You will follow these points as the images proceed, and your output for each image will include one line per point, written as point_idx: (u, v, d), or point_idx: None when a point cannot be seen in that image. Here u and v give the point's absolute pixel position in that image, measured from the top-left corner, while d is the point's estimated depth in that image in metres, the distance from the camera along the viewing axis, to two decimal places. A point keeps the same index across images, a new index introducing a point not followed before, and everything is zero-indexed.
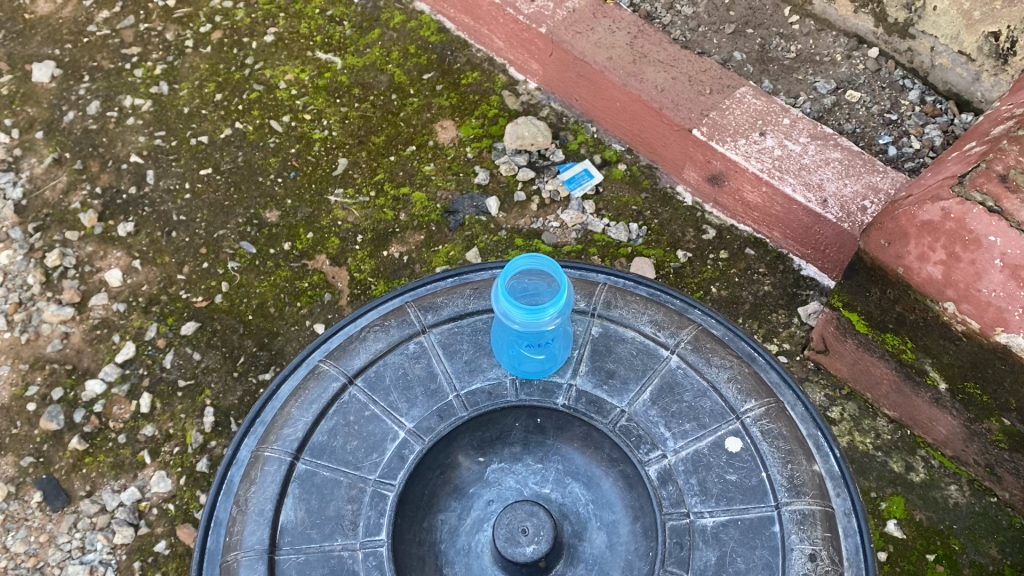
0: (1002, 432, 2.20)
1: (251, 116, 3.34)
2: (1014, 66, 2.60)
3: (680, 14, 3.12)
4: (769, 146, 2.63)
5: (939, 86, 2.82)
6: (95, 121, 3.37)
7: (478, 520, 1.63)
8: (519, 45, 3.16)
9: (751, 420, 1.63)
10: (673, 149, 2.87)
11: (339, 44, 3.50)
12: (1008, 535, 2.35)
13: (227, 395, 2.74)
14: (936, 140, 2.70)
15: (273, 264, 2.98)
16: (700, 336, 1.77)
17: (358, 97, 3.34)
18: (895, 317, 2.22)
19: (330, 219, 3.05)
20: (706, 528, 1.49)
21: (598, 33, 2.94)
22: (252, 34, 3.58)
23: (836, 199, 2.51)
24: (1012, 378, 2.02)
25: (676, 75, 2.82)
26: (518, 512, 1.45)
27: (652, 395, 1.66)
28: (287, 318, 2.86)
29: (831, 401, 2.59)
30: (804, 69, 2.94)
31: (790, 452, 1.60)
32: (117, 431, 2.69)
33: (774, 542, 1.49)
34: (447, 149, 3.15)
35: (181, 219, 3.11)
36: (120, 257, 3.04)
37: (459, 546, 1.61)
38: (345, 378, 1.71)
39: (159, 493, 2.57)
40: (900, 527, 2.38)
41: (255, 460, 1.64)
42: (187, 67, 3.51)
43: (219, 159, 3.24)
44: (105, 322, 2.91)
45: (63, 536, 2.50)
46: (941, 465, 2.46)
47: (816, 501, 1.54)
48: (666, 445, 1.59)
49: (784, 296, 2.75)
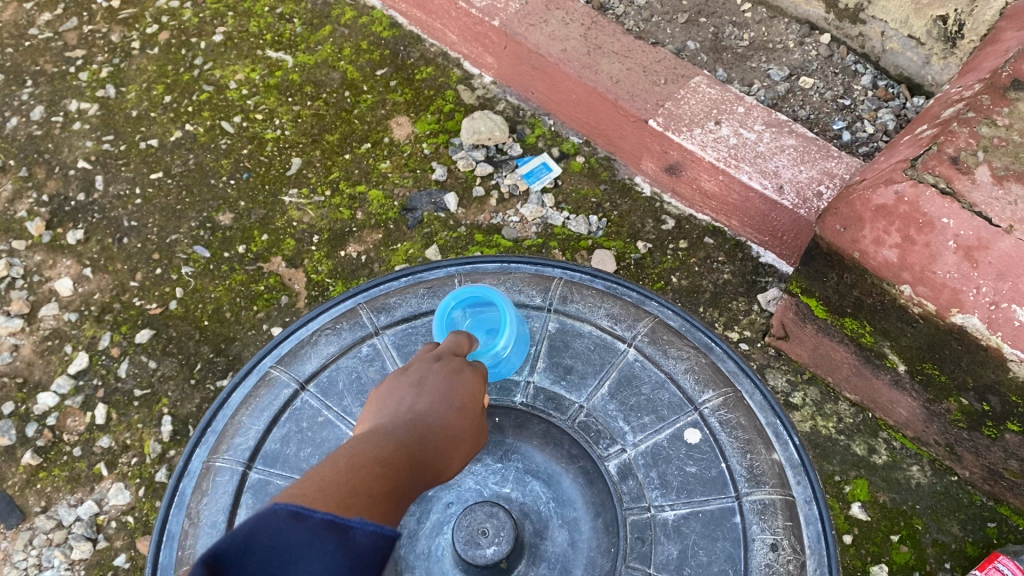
0: (960, 411, 2.21)
1: (201, 118, 3.27)
2: (962, 49, 2.61)
3: (633, 5, 3.10)
4: (724, 135, 2.63)
5: (891, 71, 2.84)
6: (40, 127, 3.29)
7: (438, 523, 1.52)
8: (472, 38, 3.13)
9: (710, 410, 1.64)
10: (630, 140, 2.86)
11: (289, 42, 3.44)
12: (970, 513, 2.38)
13: (185, 403, 2.69)
14: (889, 124, 2.73)
15: (227, 267, 2.93)
16: (657, 328, 1.77)
17: (310, 95, 3.29)
18: (853, 301, 2.22)
19: (285, 220, 3.00)
20: (668, 522, 1.50)
21: (551, 25, 2.91)
22: (200, 33, 3.50)
23: (792, 185, 2.51)
24: (969, 358, 2.01)
25: (630, 65, 2.80)
26: (478, 513, 1.42)
27: (611, 389, 1.66)
28: (243, 323, 2.82)
29: (793, 386, 2.61)
30: (757, 57, 2.94)
31: (749, 442, 1.61)
32: (72, 444, 2.65)
33: (735, 533, 1.49)
34: (402, 146, 3.11)
35: (132, 224, 3.04)
36: (70, 265, 2.98)
37: (418, 550, 1.50)
38: (297, 384, 1.68)
39: (118, 506, 2.53)
40: (864, 509, 2.40)
41: (206, 471, 1.60)
42: (133, 69, 3.43)
43: (170, 162, 3.17)
44: (57, 332, 2.85)
45: (19, 554, 2.46)
46: (902, 446, 2.48)
47: (776, 490, 1.55)
48: (625, 439, 1.60)
49: (743, 284, 2.76)
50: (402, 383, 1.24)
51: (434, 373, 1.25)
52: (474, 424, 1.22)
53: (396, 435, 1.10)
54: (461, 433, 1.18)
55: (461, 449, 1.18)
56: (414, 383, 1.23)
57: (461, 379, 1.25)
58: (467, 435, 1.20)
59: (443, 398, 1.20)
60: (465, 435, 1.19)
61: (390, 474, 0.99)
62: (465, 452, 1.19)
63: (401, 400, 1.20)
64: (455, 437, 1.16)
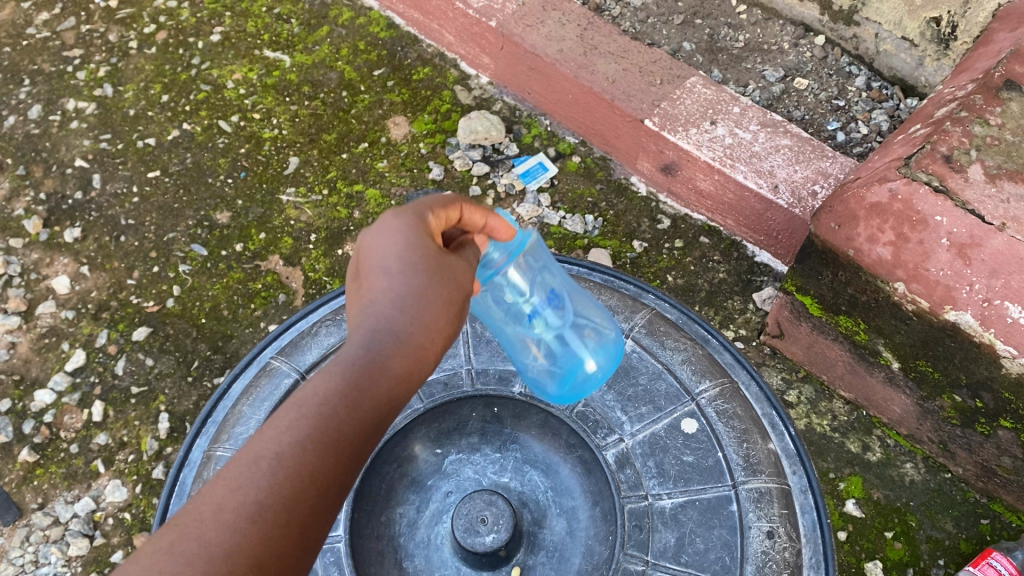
0: (954, 408, 2.23)
1: (199, 117, 3.28)
2: (955, 51, 2.64)
3: (629, 6, 3.12)
4: (720, 135, 2.65)
5: (884, 72, 2.86)
6: (37, 126, 3.30)
7: (438, 511, 1.65)
8: (469, 39, 3.15)
9: (707, 401, 1.72)
10: (626, 140, 2.88)
11: (287, 43, 3.45)
12: (963, 510, 2.39)
13: (182, 400, 2.69)
14: (882, 125, 2.75)
15: (225, 266, 2.93)
16: (654, 320, 1.85)
17: (308, 95, 3.30)
18: (847, 299, 2.21)
19: (282, 219, 3.01)
20: (665, 510, 1.55)
21: (547, 26, 2.93)
22: (198, 34, 3.51)
23: (787, 185, 2.53)
24: (962, 354, 2.03)
25: (626, 66, 2.82)
26: (477, 501, 1.44)
27: (609, 380, 1.72)
28: (241, 321, 2.82)
29: (788, 384, 2.62)
30: (752, 58, 2.96)
31: (745, 432, 1.68)
32: (69, 441, 2.65)
33: (732, 520, 1.56)
34: (399, 145, 3.13)
35: (129, 223, 3.05)
36: (68, 263, 2.98)
37: (418, 539, 1.63)
38: (297, 374, 1.70)
39: (114, 503, 2.54)
40: (859, 506, 2.42)
41: (207, 461, 1.61)
42: (131, 68, 3.44)
43: (167, 161, 3.18)
44: (54, 330, 2.85)
45: (15, 550, 2.47)
46: (896, 443, 2.50)
47: (772, 478, 1.62)
48: (623, 428, 1.66)
49: (739, 283, 2.78)
50: (357, 286, 1.22)
51: (377, 262, 1.20)
52: (437, 269, 1.18)
53: (339, 359, 1.10)
54: (423, 300, 1.16)
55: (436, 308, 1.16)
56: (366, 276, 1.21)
57: (421, 253, 1.18)
58: (434, 290, 1.17)
59: (391, 280, 1.17)
60: (430, 293, 1.16)
61: (297, 456, 1.00)
62: (445, 303, 1.17)
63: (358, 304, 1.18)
64: (418, 340, 1.14)
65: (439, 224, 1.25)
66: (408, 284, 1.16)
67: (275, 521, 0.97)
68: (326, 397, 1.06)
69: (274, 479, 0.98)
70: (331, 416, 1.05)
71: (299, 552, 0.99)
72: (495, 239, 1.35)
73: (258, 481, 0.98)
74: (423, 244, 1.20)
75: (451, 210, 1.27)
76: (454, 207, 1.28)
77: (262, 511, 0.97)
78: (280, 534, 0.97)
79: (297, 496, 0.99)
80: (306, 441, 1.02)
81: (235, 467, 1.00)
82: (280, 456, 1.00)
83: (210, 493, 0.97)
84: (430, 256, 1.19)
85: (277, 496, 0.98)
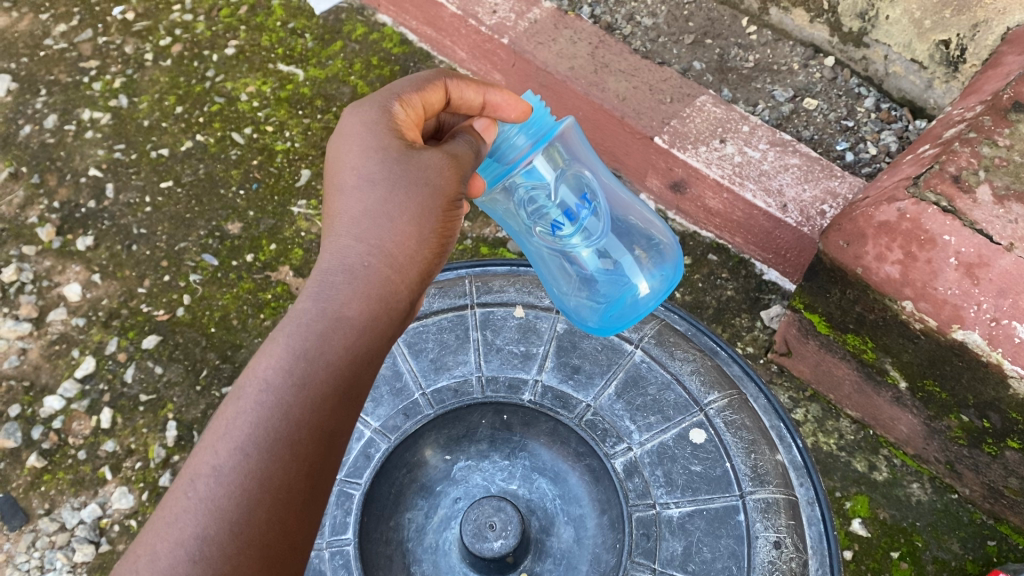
0: (961, 428, 2.22)
1: (212, 129, 3.31)
2: (964, 74, 2.65)
3: (641, 25, 3.14)
4: (729, 153, 2.66)
5: (893, 94, 2.87)
6: (52, 135, 3.34)
7: (446, 517, 1.74)
8: (481, 56, 3.18)
9: (715, 411, 1.79)
10: (635, 157, 2.89)
11: (300, 56, 3.45)
12: (970, 531, 2.39)
13: (191, 409, 2.71)
14: (891, 146, 2.76)
15: (235, 276, 2.95)
16: (663, 330, 1.93)
17: (321, 108, 3.30)
18: (855, 317, 2.21)
19: (293, 230, 3.02)
20: (672, 519, 1.63)
21: (559, 43, 2.95)
22: (212, 47, 3.53)
23: (795, 205, 2.55)
24: (969, 374, 2.01)
25: (636, 84, 2.83)
26: (486, 508, 1.54)
27: (618, 389, 1.81)
28: (250, 330, 2.84)
29: (795, 402, 2.62)
30: (762, 78, 2.98)
31: (754, 443, 1.75)
32: (77, 447, 2.67)
33: (739, 530, 1.64)
34: None
35: (141, 232, 3.08)
36: (79, 271, 3.00)
37: (426, 544, 1.71)
38: None
39: (121, 510, 2.56)
40: (864, 526, 2.42)
41: None
42: (146, 80, 3.47)
43: (180, 171, 3.21)
44: (64, 337, 2.88)
45: (21, 556, 2.49)
46: (903, 463, 2.49)
47: (779, 489, 1.70)
48: (632, 438, 1.73)
49: (746, 300, 2.80)
50: (330, 220, 1.41)
51: (347, 201, 1.40)
52: (403, 192, 1.38)
53: (297, 321, 1.30)
54: (385, 241, 1.37)
55: (400, 241, 1.38)
56: (342, 201, 1.41)
57: (385, 183, 1.39)
58: (395, 223, 1.38)
59: (361, 219, 1.38)
60: (391, 230, 1.37)
61: (238, 458, 1.19)
62: (408, 233, 1.38)
63: (329, 244, 1.38)
64: (374, 285, 1.35)
65: (408, 114, 1.46)
66: (377, 211, 1.38)
67: (229, 543, 1.15)
68: (268, 379, 1.24)
69: (218, 495, 1.17)
70: (276, 400, 1.23)
71: (270, 557, 1.18)
72: (508, 118, 1.48)
73: (196, 514, 1.16)
74: (384, 165, 1.39)
75: (420, 96, 1.48)
76: (427, 88, 1.49)
77: (208, 545, 1.14)
78: (236, 548, 1.15)
79: (245, 508, 1.17)
80: (248, 441, 1.20)
81: (185, 484, 1.20)
82: (218, 470, 1.19)
83: (154, 533, 1.17)
84: (394, 177, 1.38)
85: (222, 518, 1.16)
